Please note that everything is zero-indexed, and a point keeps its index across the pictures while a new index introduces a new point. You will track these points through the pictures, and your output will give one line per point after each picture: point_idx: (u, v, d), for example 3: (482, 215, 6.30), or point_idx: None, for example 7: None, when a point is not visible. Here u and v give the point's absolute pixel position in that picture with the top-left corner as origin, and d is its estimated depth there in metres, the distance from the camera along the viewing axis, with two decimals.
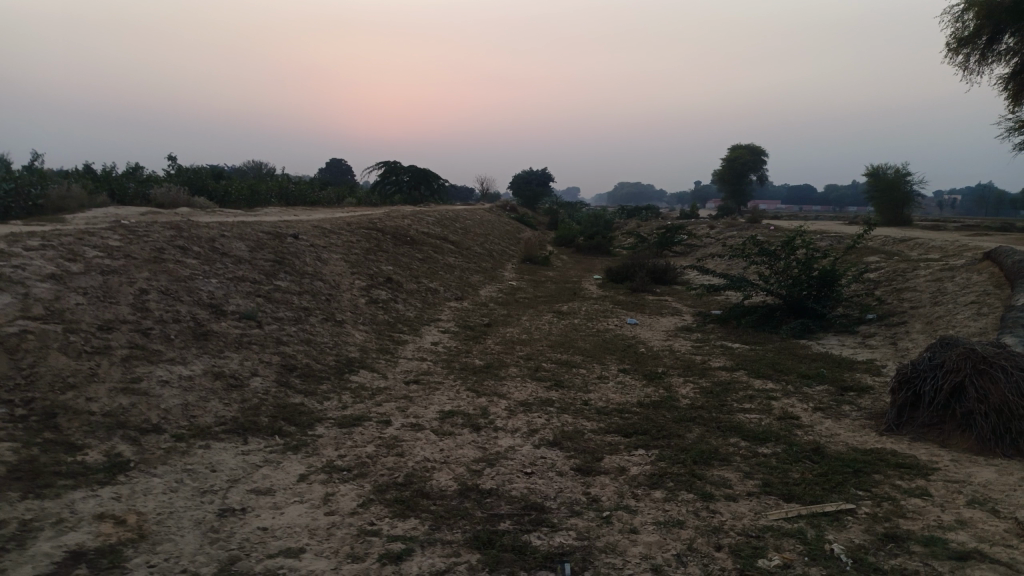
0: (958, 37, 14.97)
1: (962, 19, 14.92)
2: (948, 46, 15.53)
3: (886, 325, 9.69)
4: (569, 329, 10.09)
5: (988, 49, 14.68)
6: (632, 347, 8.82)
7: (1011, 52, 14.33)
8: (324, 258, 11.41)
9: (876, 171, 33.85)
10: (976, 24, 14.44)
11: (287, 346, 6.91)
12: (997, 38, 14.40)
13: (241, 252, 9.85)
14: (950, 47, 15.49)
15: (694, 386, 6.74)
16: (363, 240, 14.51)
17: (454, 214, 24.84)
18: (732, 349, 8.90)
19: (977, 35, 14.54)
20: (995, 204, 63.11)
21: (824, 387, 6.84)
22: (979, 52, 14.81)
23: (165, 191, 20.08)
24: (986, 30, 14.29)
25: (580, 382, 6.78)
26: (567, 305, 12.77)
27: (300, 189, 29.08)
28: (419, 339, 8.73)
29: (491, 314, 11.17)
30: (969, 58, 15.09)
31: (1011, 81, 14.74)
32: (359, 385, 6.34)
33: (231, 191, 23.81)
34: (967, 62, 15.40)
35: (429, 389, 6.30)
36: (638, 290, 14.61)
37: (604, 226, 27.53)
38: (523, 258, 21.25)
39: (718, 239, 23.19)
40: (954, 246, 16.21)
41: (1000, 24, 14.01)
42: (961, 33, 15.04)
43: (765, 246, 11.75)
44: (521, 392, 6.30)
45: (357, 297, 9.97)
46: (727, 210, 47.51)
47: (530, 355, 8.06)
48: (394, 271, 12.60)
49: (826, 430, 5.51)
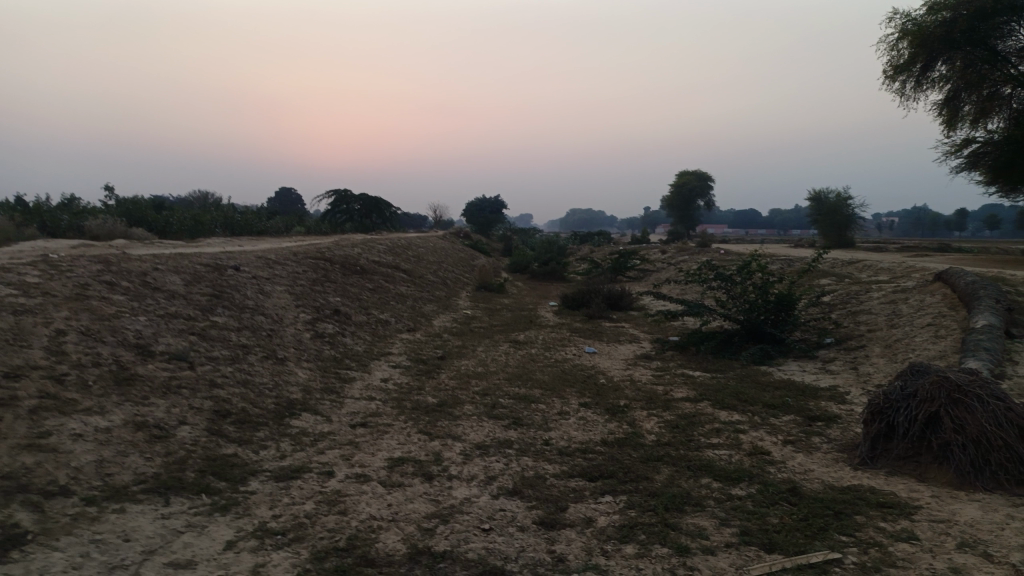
0: (894, 65, 15.44)
1: (897, 48, 15.37)
2: (885, 73, 16.05)
3: (846, 349, 9.58)
4: (526, 360, 9.72)
5: (923, 77, 15.10)
6: (592, 378, 8.50)
7: (944, 79, 14.83)
8: (266, 291, 10.84)
9: (820, 196, 34.63)
10: (912, 53, 14.83)
11: (222, 390, 6.36)
12: (930, 66, 14.82)
13: (176, 286, 9.25)
14: (887, 73, 16.02)
15: (658, 420, 6.41)
16: (310, 270, 13.96)
17: (406, 243, 24.38)
18: (694, 377, 8.64)
19: (912, 63, 14.90)
20: (932, 226, 65.35)
21: (791, 418, 6.59)
22: (914, 79, 15.23)
23: (101, 222, 19.19)
24: (921, 58, 14.70)
25: (539, 419, 6.39)
26: (523, 334, 12.42)
27: (246, 218, 28.26)
28: (368, 375, 8.24)
29: (444, 345, 10.74)
30: (905, 84, 15.50)
31: (945, 106, 15.20)
32: (301, 431, 5.84)
33: (172, 223, 22.93)
34: (903, 88, 15.82)
35: (376, 433, 5.83)
36: (594, 317, 14.35)
37: (558, 252, 27.40)
38: (477, 286, 20.89)
39: (671, 264, 23.21)
40: (902, 267, 16.46)
41: (934, 52, 14.45)
42: (897, 61, 15.53)
43: (721, 270, 11.62)
44: (477, 432, 5.88)
45: (302, 332, 9.44)
46: (678, 235, 47.98)
47: (486, 389, 7.65)
48: (342, 302, 12.08)
49: (800, 466, 5.23)
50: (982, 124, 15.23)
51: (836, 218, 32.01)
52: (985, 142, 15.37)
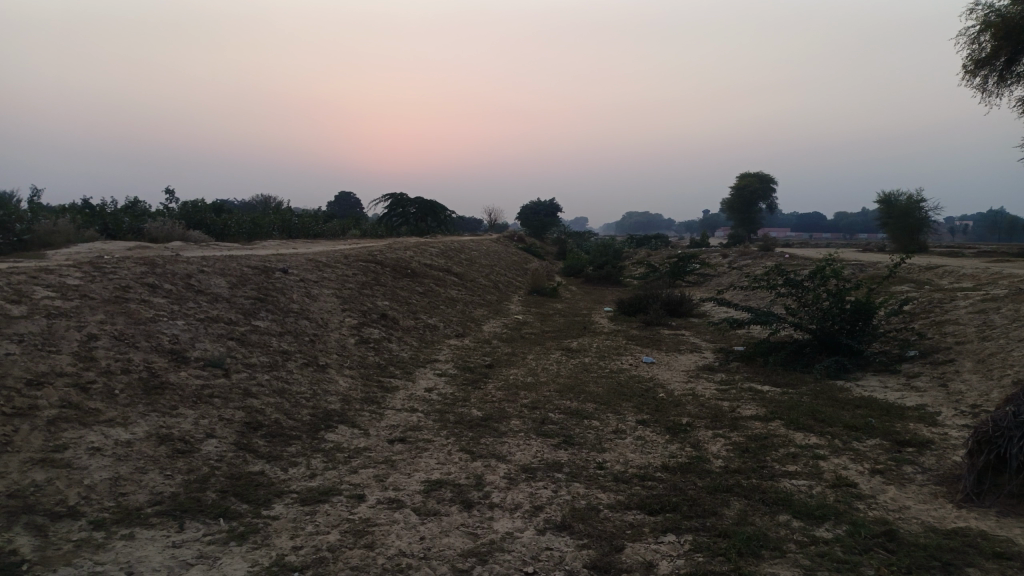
0: (974, 59, 14.03)
1: (979, 41, 14.04)
2: (965, 67, 14.58)
3: (932, 364, 8.73)
4: (579, 370, 9.16)
5: (1007, 71, 13.64)
6: (651, 391, 7.89)
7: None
8: (313, 294, 10.57)
9: (890, 198, 33.02)
10: (993, 46, 13.40)
11: (256, 399, 6.03)
12: (1015, 59, 13.36)
13: (220, 289, 9.02)
14: (967, 68, 14.54)
15: (725, 443, 5.78)
16: (360, 273, 13.70)
17: (459, 245, 24.08)
18: (763, 392, 7.94)
19: (994, 56, 13.43)
20: (1011, 229, 61.92)
21: (876, 442, 5.88)
22: (997, 73, 13.78)
23: (160, 225, 19.44)
24: (1003, 51, 13.28)
25: (593, 438, 5.85)
26: (576, 341, 11.86)
27: (303, 221, 28.43)
28: (412, 384, 7.83)
29: (494, 353, 10.27)
30: (987, 80, 14.05)
31: None
32: (336, 447, 5.43)
33: (230, 225, 23.16)
34: (985, 85, 14.35)
35: (415, 450, 5.38)
36: (652, 324, 13.68)
37: (614, 256, 26.68)
38: (531, 289, 20.40)
39: (733, 269, 22.28)
40: (987, 274, 15.23)
41: (1019, 43, 12.91)
42: (979, 54, 14.08)
43: (790, 276, 10.84)
44: (524, 452, 5.37)
45: (346, 337, 9.10)
46: (737, 239, 46.47)
47: (536, 402, 7.14)
48: (390, 306, 11.74)
49: (893, 501, 4.55)
50: None
51: (908, 219, 30.38)
52: None
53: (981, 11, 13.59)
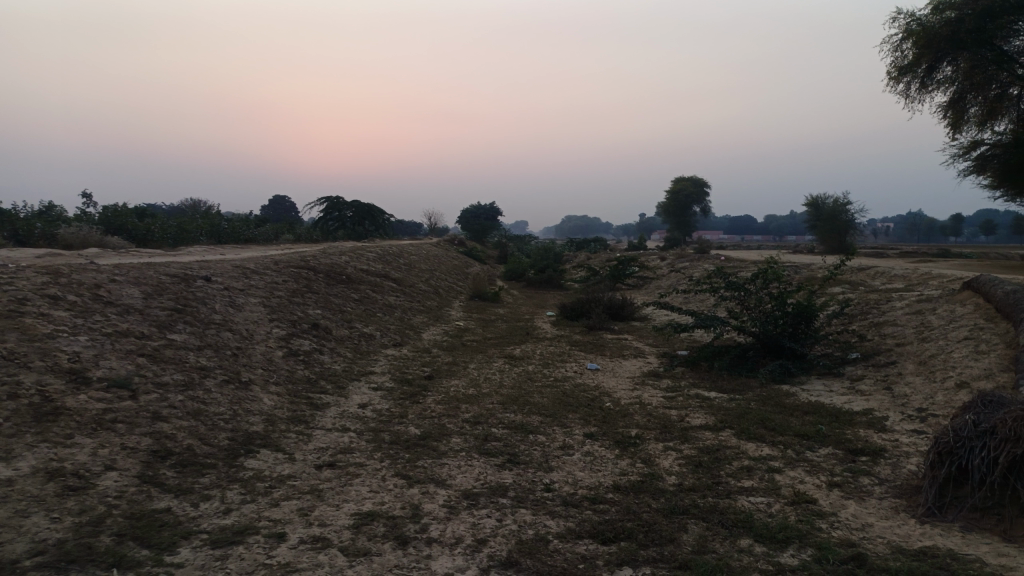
0: (898, 66, 14.17)
1: (901, 49, 14.18)
2: (889, 74, 14.75)
3: (874, 366, 8.69)
4: (522, 379, 8.79)
5: (928, 78, 13.77)
6: (597, 400, 7.58)
7: (949, 81, 13.44)
8: (238, 304, 9.91)
9: (817, 202, 33.92)
10: (915, 54, 13.56)
11: (167, 424, 5.44)
12: (935, 66, 13.48)
13: (132, 300, 8.31)
14: (891, 75, 14.72)
15: (677, 457, 5.49)
16: (291, 280, 13.04)
17: (397, 249, 23.46)
18: (710, 399, 7.72)
19: (916, 64, 13.60)
20: (930, 230, 64.65)
21: (830, 452, 5.70)
22: (919, 80, 13.89)
23: (75, 231, 18.24)
24: (925, 59, 13.37)
25: (538, 456, 5.48)
26: (519, 347, 11.49)
27: (233, 226, 27.30)
28: (344, 400, 7.32)
29: (433, 362, 9.81)
30: (910, 86, 14.17)
31: (949, 110, 13.81)
32: (256, 475, 4.90)
33: (154, 230, 21.98)
34: (907, 91, 14.50)
35: (345, 477, 4.90)
36: (595, 328, 13.43)
37: (555, 260, 26.49)
38: (472, 294, 19.97)
39: (672, 272, 22.33)
40: (917, 274, 15.53)
41: (940, 53, 13.08)
42: (902, 62, 14.24)
43: (732, 279, 10.73)
44: (465, 475, 4.96)
45: (274, 349, 8.51)
46: (674, 242, 46.97)
47: (477, 416, 6.73)
48: (323, 315, 11.14)
49: (855, 519, 4.32)
50: (991, 128, 13.88)
51: (836, 223, 31.16)
52: (993, 145, 14.43)
53: (903, 20, 13.67)
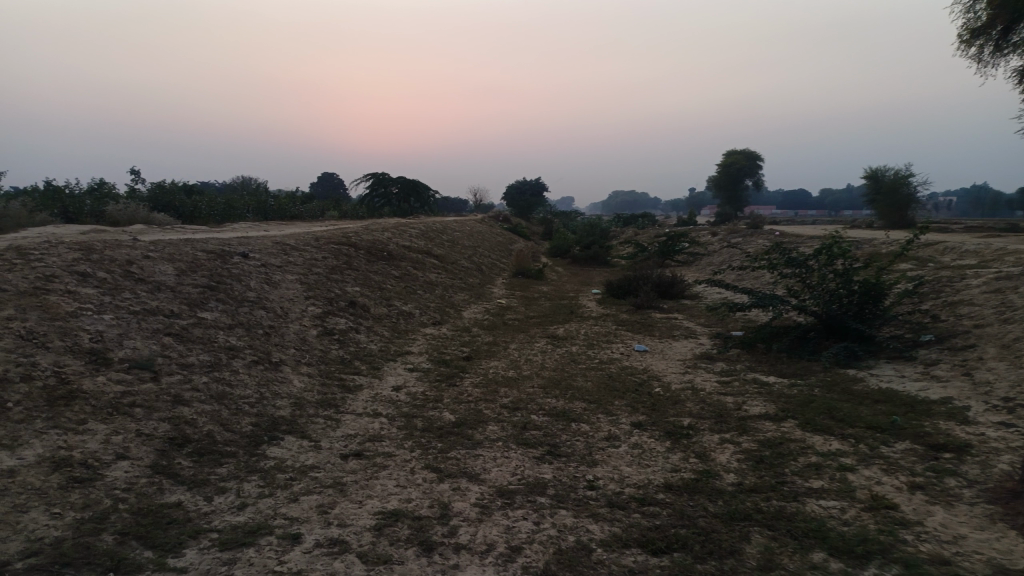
0: (969, 29, 13.16)
1: (974, 10, 13.13)
2: (960, 37, 13.72)
3: (951, 350, 7.97)
4: (565, 361, 8.34)
5: (1002, 40, 12.77)
6: (646, 385, 7.08)
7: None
8: (274, 281, 9.65)
9: (876, 175, 32.48)
10: (989, 14, 12.50)
11: (187, 408, 5.15)
12: (1011, 28, 12.46)
13: (164, 277, 8.09)
14: (962, 38, 13.68)
15: (735, 452, 4.98)
16: (331, 257, 12.78)
17: (442, 226, 23.16)
18: (769, 386, 7.15)
19: (990, 26, 12.59)
20: (996, 204, 61.68)
21: (907, 448, 5.11)
22: (992, 43, 12.91)
23: (122, 208, 18.36)
24: (1000, 19, 12.36)
25: (581, 448, 5.03)
26: (563, 327, 11.01)
27: (280, 202, 27.33)
28: (378, 382, 6.97)
29: (473, 342, 9.42)
30: (982, 50, 13.19)
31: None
32: (277, 466, 4.57)
33: (200, 207, 22.08)
34: (980, 55, 13.49)
35: (371, 469, 4.54)
36: (643, 307, 12.88)
37: (601, 236, 25.87)
38: (515, 271, 19.54)
39: (723, 248, 21.52)
40: (991, 250, 14.50)
41: (1016, 13, 12.01)
42: (974, 24, 13.23)
43: (792, 255, 10.05)
44: (501, 469, 4.55)
45: (308, 328, 8.22)
46: (725, 217, 45.66)
47: (517, 402, 6.30)
48: (361, 292, 10.84)
49: (946, 529, 3.76)
50: None
51: (896, 197, 29.61)
52: None
53: None
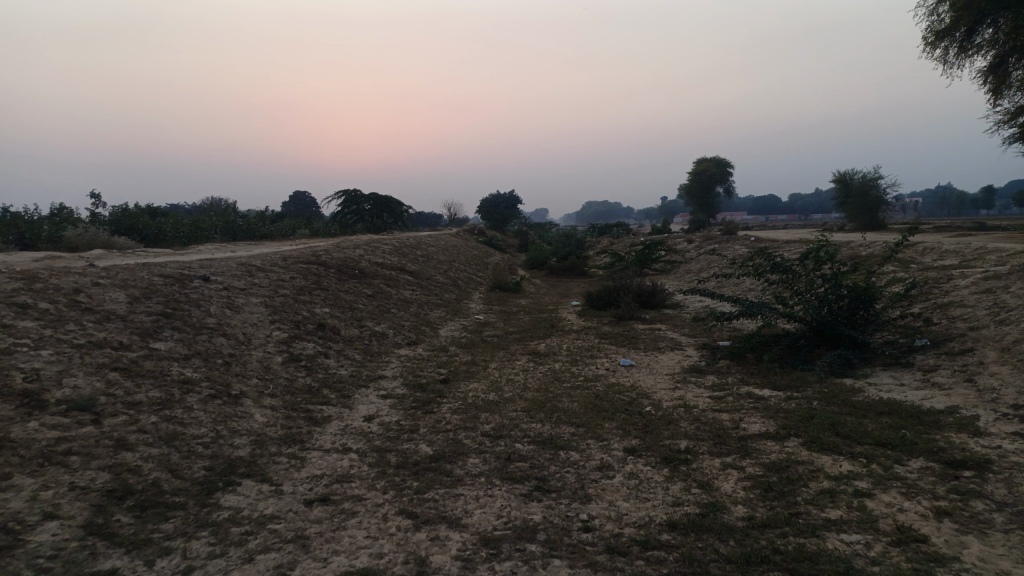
0: (933, 31, 13.00)
1: (937, 12, 12.97)
2: (925, 39, 13.57)
3: (948, 355, 7.64)
4: (548, 379, 7.89)
5: (967, 42, 12.64)
6: (636, 404, 6.64)
7: (990, 45, 12.27)
8: (237, 305, 9.09)
9: (845, 178, 32.64)
10: (953, 16, 12.32)
11: (132, 453, 4.60)
12: (975, 29, 12.34)
13: (115, 305, 7.51)
14: (927, 40, 13.54)
15: (741, 479, 4.55)
16: (299, 277, 12.23)
17: (415, 241, 22.67)
18: (765, 400, 6.76)
19: (954, 28, 12.44)
20: (961, 204, 62.64)
21: (923, 466, 4.72)
22: (957, 45, 12.79)
23: (81, 232, 17.61)
24: (964, 21, 12.23)
25: (572, 482, 4.57)
26: (544, 342, 10.57)
27: (249, 221, 26.64)
28: (349, 412, 6.46)
29: (450, 363, 8.94)
30: (947, 52, 13.06)
31: (990, 76, 12.65)
32: (231, 517, 4.04)
33: (166, 229, 21.36)
34: (945, 57, 13.36)
35: (339, 518, 4.04)
36: (625, 318, 12.49)
37: (577, 246, 25.55)
38: (492, 285, 19.09)
39: (701, 256, 21.28)
40: (970, 248, 14.35)
41: (979, 15, 11.86)
42: (938, 26, 13.06)
43: (778, 260, 9.71)
44: (485, 512, 4.07)
45: (272, 354, 7.68)
46: (699, 223, 45.62)
47: (500, 429, 5.82)
48: (330, 313, 10.31)
49: (986, 563, 3.35)
50: None
51: (867, 200, 29.61)
52: None
53: None
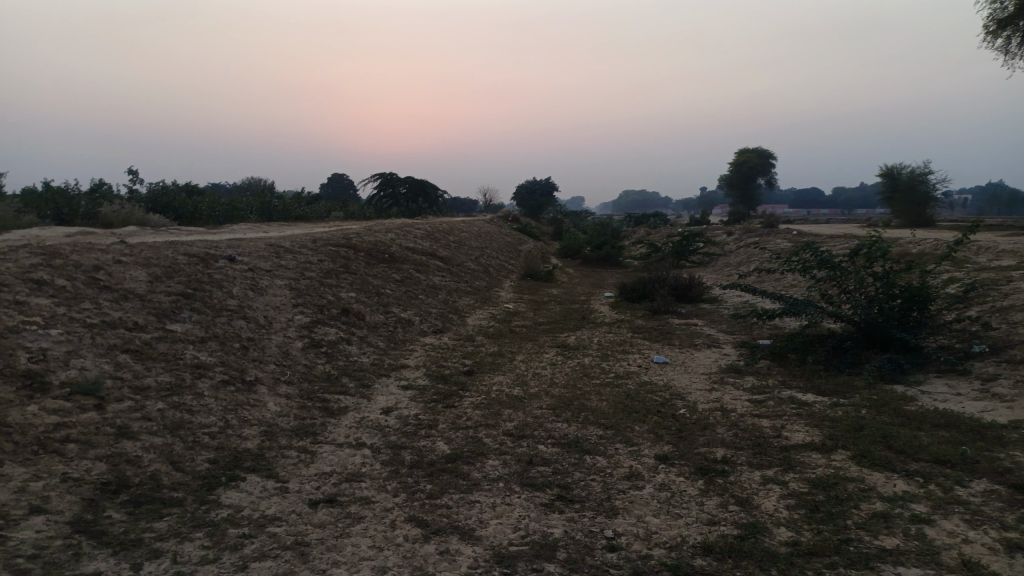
0: (994, 19, 12.18)
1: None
2: (985, 28, 12.74)
3: (1010, 363, 7.09)
4: (578, 375, 7.53)
5: None
6: (669, 405, 6.25)
7: None
8: (260, 287, 8.89)
9: (892, 172, 31.50)
10: (1018, 4, 11.53)
11: (133, 442, 4.37)
12: None
13: (135, 283, 7.33)
14: (986, 28, 12.72)
15: (783, 496, 4.15)
16: (327, 260, 12.02)
17: (449, 226, 22.40)
18: (809, 406, 6.31)
19: (1018, 16, 11.64)
20: (1013, 202, 60.40)
21: (988, 489, 4.27)
22: (1020, 34, 11.96)
23: (117, 208, 17.65)
24: None
25: (597, 491, 4.22)
26: (574, 334, 10.20)
27: (284, 202, 26.64)
28: (367, 403, 6.19)
29: (476, 353, 8.63)
30: (1010, 42, 12.24)
31: None
32: (229, 517, 3.77)
33: (201, 208, 21.39)
34: (1006, 47, 12.54)
35: (344, 522, 3.75)
36: (660, 311, 12.06)
37: (613, 235, 25.06)
38: (524, 273, 18.74)
39: (740, 249, 20.65)
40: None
41: None
42: (999, 14, 12.22)
43: (825, 255, 9.18)
44: (502, 522, 3.74)
45: (292, 340, 7.44)
46: (739, 215, 44.57)
47: (523, 428, 5.49)
48: (356, 298, 10.07)
49: None
50: None
51: (915, 194, 28.50)
52: None
53: None
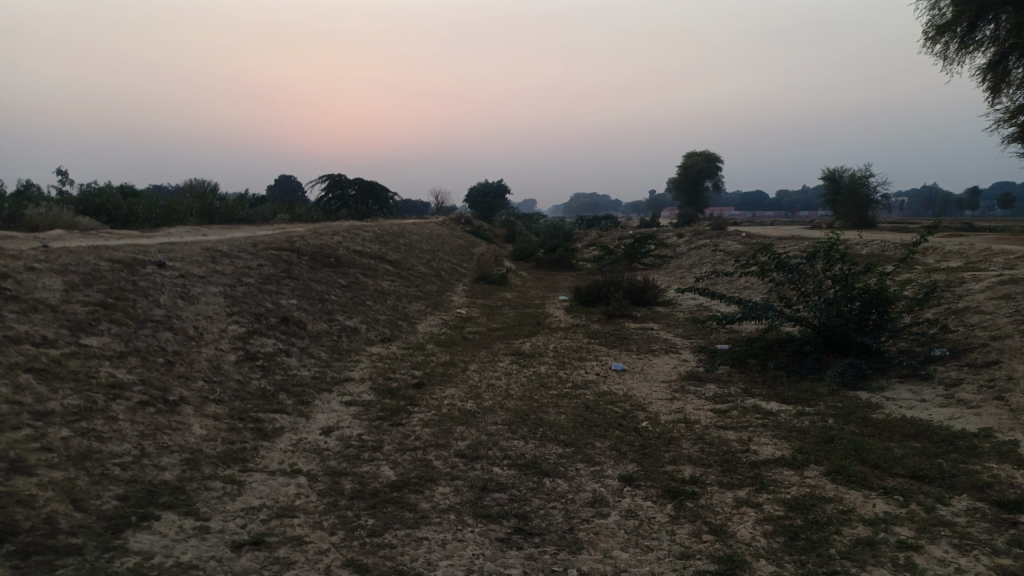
0: (933, 25, 12.22)
1: (938, 5, 12.16)
2: (925, 34, 12.79)
3: (972, 367, 6.96)
4: (533, 385, 7.14)
5: (968, 38, 11.84)
6: (630, 418, 5.91)
7: (992, 41, 11.47)
8: (192, 295, 8.25)
9: (834, 175, 32.06)
10: (956, 10, 11.57)
11: (28, 478, 3.77)
12: (976, 24, 11.55)
13: (47, 293, 6.64)
14: (927, 35, 12.76)
15: (759, 521, 3.82)
16: (267, 265, 11.37)
17: (398, 229, 21.82)
18: (775, 416, 6.04)
19: (956, 22, 11.67)
20: (948, 204, 62.46)
21: (970, 507, 4.01)
22: (958, 41, 11.98)
23: (43, 211, 16.58)
24: (966, 16, 11.46)
25: (559, 521, 3.82)
26: (529, 341, 9.81)
27: (227, 203, 25.63)
28: (306, 422, 5.68)
29: (426, 363, 8.17)
30: (948, 48, 12.24)
31: (989, 76, 11.82)
32: (137, 567, 3.24)
33: (136, 211, 20.33)
34: (944, 54, 12.57)
35: (272, 569, 3.27)
36: (615, 315, 11.77)
37: (565, 237, 24.81)
38: (476, 277, 18.30)
39: (692, 251, 20.59)
40: (975, 249, 13.69)
41: (983, 9, 11.10)
42: (939, 20, 12.25)
43: (783, 258, 9.00)
44: (453, 564, 3.31)
45: (225, 353, 6.86)
46: (688, 218, 44.91)
47: (476, 447, 5.06)
48: (298, 305, 9.50)
49: None
50: None
51: (858, 197, 28.94)
52: None
53: None
